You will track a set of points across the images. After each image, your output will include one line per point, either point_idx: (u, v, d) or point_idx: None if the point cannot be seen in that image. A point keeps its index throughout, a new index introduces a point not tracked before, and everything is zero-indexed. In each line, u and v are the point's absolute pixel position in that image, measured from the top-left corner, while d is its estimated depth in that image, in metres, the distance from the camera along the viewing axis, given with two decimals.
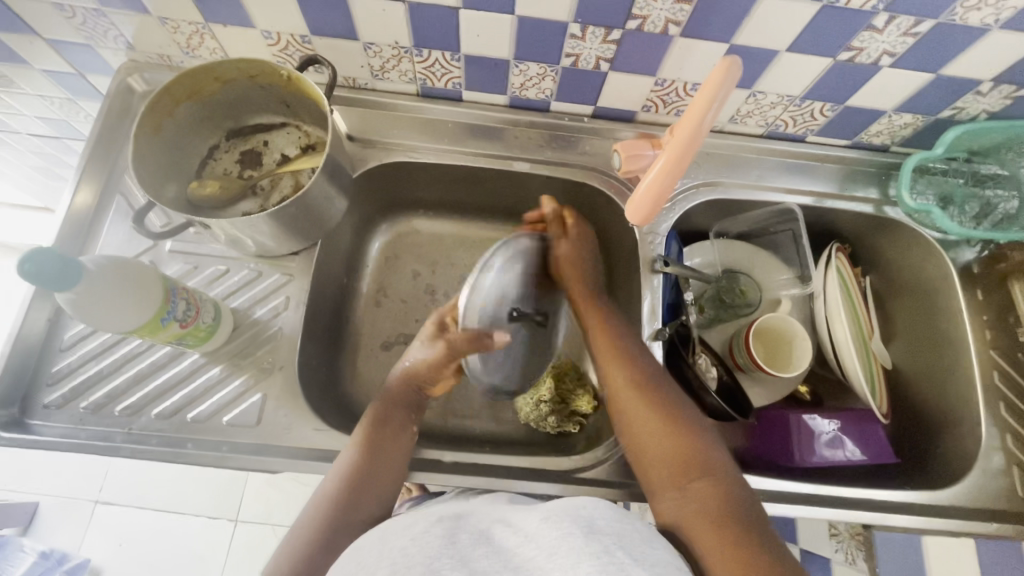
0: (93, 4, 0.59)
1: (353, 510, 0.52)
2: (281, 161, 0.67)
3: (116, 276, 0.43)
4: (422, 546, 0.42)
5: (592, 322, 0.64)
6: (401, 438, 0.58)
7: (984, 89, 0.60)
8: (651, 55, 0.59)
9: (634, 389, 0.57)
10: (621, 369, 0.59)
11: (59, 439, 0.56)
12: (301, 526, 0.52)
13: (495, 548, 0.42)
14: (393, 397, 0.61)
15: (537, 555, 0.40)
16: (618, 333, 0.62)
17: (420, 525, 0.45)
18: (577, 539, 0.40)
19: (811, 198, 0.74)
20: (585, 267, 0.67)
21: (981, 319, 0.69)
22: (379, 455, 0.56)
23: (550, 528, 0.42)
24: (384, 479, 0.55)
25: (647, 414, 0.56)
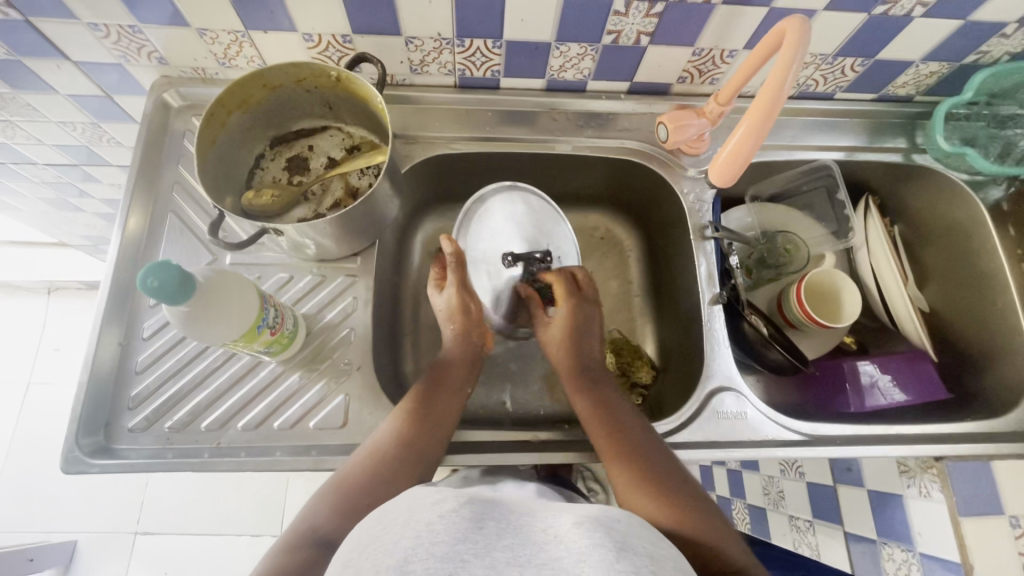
0: (130, 21, 0.58)
1: (399, 467, 0.54)
2: (328, 164, 0.68)
3: (220, 288, 0.43)
4: (446, 525, 0.35)
5: (592, 414, 0.61)
6: (446, 415, 0.60)
7: (1009, 31, 0.62)
8: (693, 25, 0.60)
9: (637, 479, 0.53)
10: (625, 462, 0.55)
11: (150, 460, 0.55)
12: (339, 474, 0.53)
13: (519, 539, 0.35)
14: (445, 371, 0.64)
15: (563, 557, 0.34)
16: (620, 424, 0.59)
17: (447, 503, 0.37)
18: (610, 555, 0.34)
19: (843, 154, 0.76)
20: (584, 353, 0.67)
21: (1017, 253, 0.72)
22: (426, 425, 0.58)
23: (581, 534, 0.36)
24: (433, 442, 0.57)
25: (647, 491, 0.52)
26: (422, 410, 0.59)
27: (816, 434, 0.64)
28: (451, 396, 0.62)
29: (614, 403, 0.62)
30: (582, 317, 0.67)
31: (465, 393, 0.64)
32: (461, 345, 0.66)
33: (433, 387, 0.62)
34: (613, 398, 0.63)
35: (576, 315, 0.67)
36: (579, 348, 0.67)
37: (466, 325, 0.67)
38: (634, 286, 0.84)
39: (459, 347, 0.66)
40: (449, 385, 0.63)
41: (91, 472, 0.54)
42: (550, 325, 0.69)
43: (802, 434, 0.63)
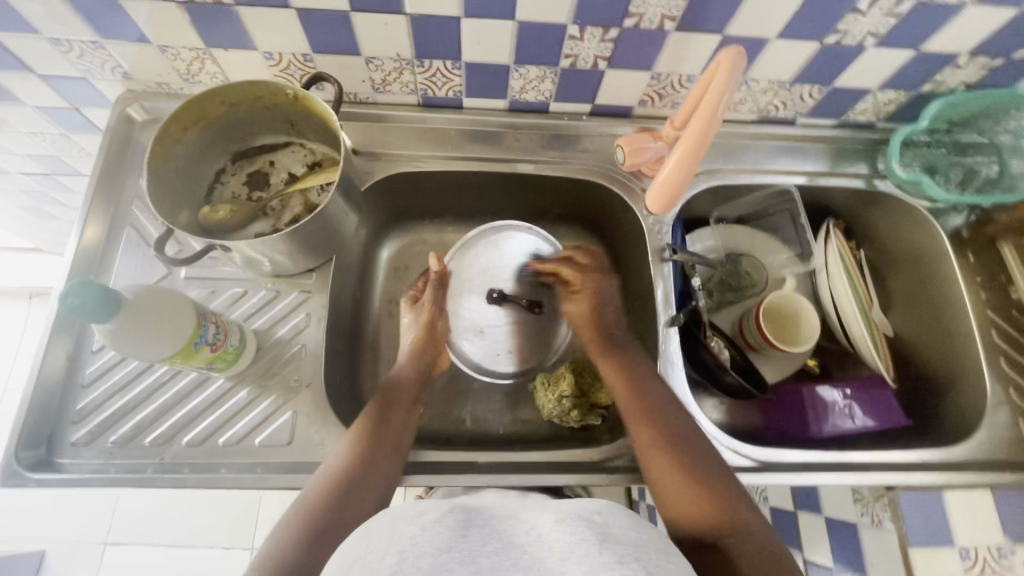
0: (91, 36, 0.59)
1: (360, 487, 0.53)
2: (289, 180, 0.68)
3: (149, 304, 0.44)
4: (431, 536, 0.35)
5: (621, 380, 0.63)
6: (400, 434, 0.60)
7: (962, 62, 0.63)
8: (648, 51, 0.61)
9: (656, 443, 0.57)
10: (648, 427, 0.58)
11: (91, 475, 0.55)
12: (304, 496, 0.52)
13: (503, 545, 0.36)
14: (393, 392, 0.64)
15: (547, 557, 0.34)
16: (642, 385, 0.62)
17: (430, 514, 0.38)
18: (593, 547, 0.34)
19: (805, 178, 0.77)
20: (605, 322, 0.70)
21: (975, 280, 0.73)
22: (380, 445, 0.57)
23: (563, 531, 0.36)
24: (389, 461, 0.57)
25: (667, 459, 0.55)
26: (377, 429, 0.59)
27: (768, 460, 0.64)
28: (403, 415, 0.62)
29: (641, 371, 0.64)
30: (601, 291, 0.72)
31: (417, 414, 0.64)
32: (414, 366, 0.68)
33: (387, 406, 0.61)
34: (644, 368, 0.64)
35: (590, 287, 0.72)
36: (600, 318, 0.70)
37: (422, 344, 0.69)
38: None
39: (409, 369, 0.67)
40: (401, 406, 0.63)
41: (29, 486, 0.54)
42: (572, 302, 0.73)
43: (753, 459, 0.63)
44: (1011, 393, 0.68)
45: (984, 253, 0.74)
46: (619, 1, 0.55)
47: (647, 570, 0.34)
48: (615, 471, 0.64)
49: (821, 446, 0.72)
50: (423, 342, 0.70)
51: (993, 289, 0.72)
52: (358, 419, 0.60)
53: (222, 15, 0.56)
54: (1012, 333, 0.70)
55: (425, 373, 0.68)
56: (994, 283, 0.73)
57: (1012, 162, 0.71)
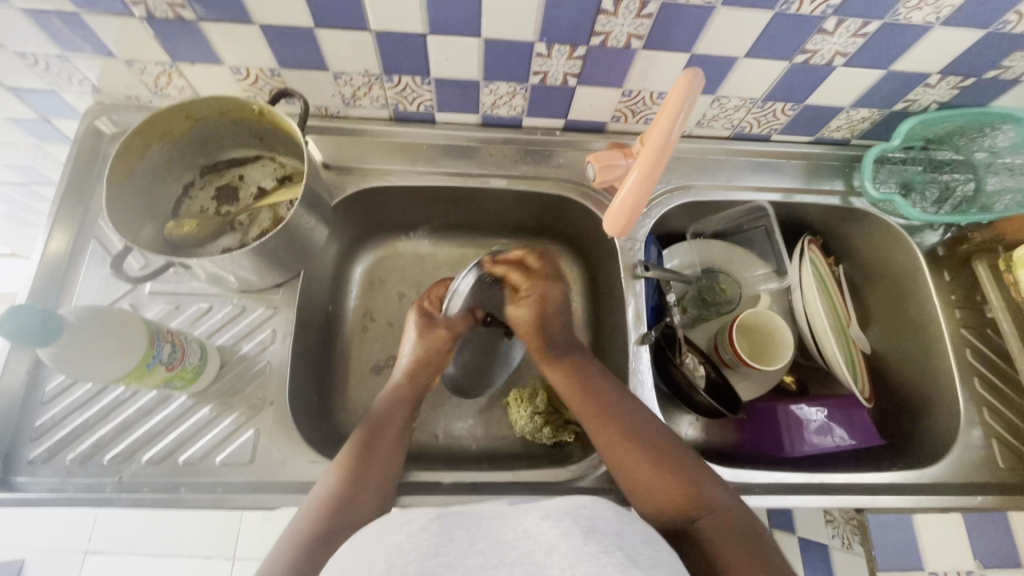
0: (56, 50, 0.59)
1: (351, 511, 0.53)
2: (258, 194, 0.67)
3: (97, 324, 0.45)
4: (417, 543, 0.36)
5: (569, 386, 0.64)
6: (391, 454, 0.59)
7: (933, 82, 0.63)
8: (616, 68, 0.61)
9: (613, 436, 0.58)
10: (600, 422, 0.60)
11: (47, 494, 0.54)
12: (299, 521, 0.52)
13: (490, 544, 0.37)
14: (382, 415, 0.61)
15: (534, 551, 0.36)
16: (599, 399, 0.62)
17: (418, 520, 0.39)
18: (579, 539, 0.36)
19: (780, 195, 0.76)
20: (550, 329, 0.68)
21: (950, 298, 0.72)
22: (367, 471, 0.56)
23: (549, 526, 0.38)
24: (377, 483, 0.56)
25: (636, 464, 0.56)
26: (366, 451, 0.57)
27: (738, 480, 0.63)
28: (397, 433, 0.60)
29: (583, 369, 0.65)
30: (548, 298, 0.69)
31: (406, 437, 0.62)
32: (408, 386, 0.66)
33: (376, 430, 0.60)
34: (588, 367, 0.66)
35: (540, 294, 0.69)
36: (544, 325, 0.68)
37: (421, 366, 0.68)
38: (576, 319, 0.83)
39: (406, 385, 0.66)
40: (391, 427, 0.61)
41: None
42: (521, 308, 0.69)
43: (721, 480, 0.63)
44: (985, 413, 0.68)
45: (960, 272, 0.73)
46: (584, 20, 0.54)
47: (631, 557, 0.36)
48: (580, 490, 0.63)
49: (796, 465, 0.71)
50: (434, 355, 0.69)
51: (968, 306, 0.72)
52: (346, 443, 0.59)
53: (185, 30, 0.56)
54: (987, 353, 0.70)
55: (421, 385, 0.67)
56: (969, 302, 0.72)
57: (988, 180, 0.71)
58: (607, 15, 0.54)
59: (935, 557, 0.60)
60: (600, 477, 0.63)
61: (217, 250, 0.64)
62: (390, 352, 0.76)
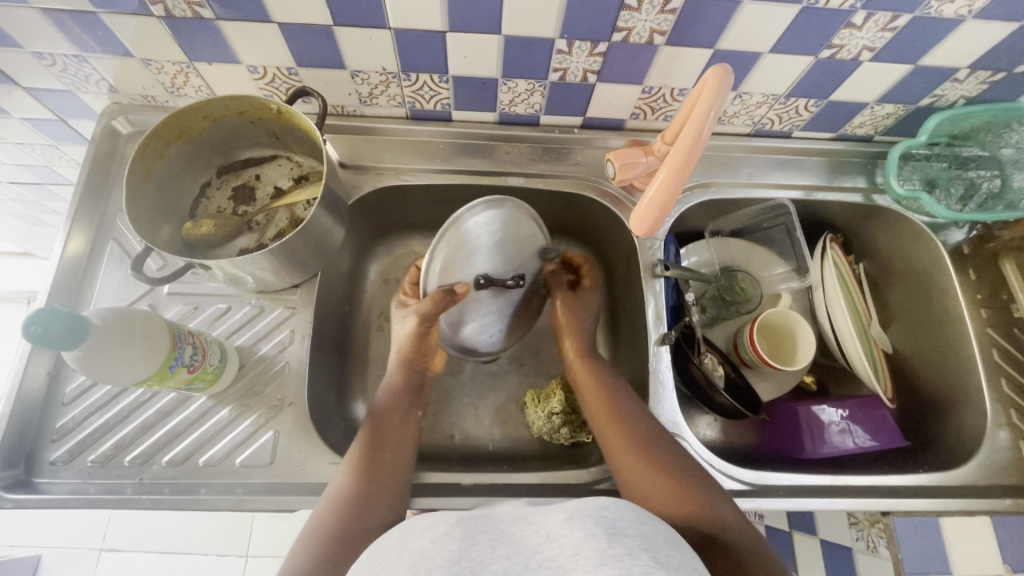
0: (73, 50, 0.58)
1: (370, 509, 0.52)
2: (275, 194, 0.67)
3: (121, 327, 0.45)
4: (441, 549, 0.36)
5: (586, 388, 0.65)
6: (395, 452, 0.58)
7: (961, 77, 0.61)
8: (638, 65, 0.60)
9: (623, 440, 0.58)
10: (611, 427, 0.60)
11: (69, 495, 0.54)
12: (314, 525, 0.51)
13: (513, 549, 0.36)
14: (385, 411, 0.61)
15: (558, 555, 0.35)
16: (614, 403, 0.62)
17: (439, 526, 0.39)
18: (601, 541, 0.35)
19: (801, 192, 0.75)
20: (575, 327, 0.72)
21: (976, 297, 0.71)
22: (379, 467, 0.56)
23: (571, 529, 0.37)
24: (388, 481, 0.55)
25: (648, 466, 0.55)
26: (372, 450, 0.57)
27: (761, 482, 0.62)
28: (400, 430, 0.60)
29: (604, 373, 0.66)
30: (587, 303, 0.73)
31: (412, 430, 0.61)
32: (403, 377, 0.65)
33: (381, 425, 0.59)
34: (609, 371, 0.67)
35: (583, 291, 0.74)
36: (574, 319, 0.72)
37: (410, 355, 0.66)
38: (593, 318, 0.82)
39: (401, 376, 0.65)
40: (394, 424, 0.60)
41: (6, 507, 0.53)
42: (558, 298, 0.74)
43: (744, 482, 0.62)
44: (1012, 414, 0.66)
45: (985, 270, 0.72)
46: (606, 16, 0.53)
47: (656, 559, 0.35)
48: (600, 492, 0.62)
49: (818, 467, 0.70)
50: (417, 345, 0.65)
51: (994, 306, 0.71)
52: (352, 445, 0.58)
53: (203, 29, 0.56)
54: (1014, 353, 0.69)
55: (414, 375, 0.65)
56: (994, 301, 0.71)
57: (1014, 176, 0.70)
58: (630, 10, 0.53)
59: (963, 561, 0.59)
60: None
61: (235, 250, 0.64)
62: None
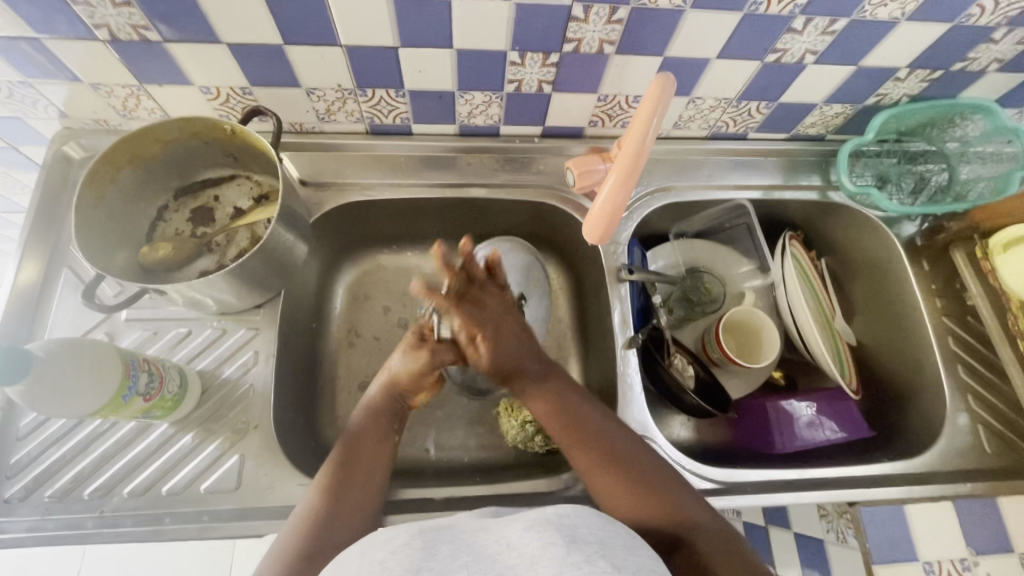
0: (18, 76, 0.57)
1: (336, 531, 0.52)
2: (235, 214, 0.66)
3: (69, 358, 0.44)
4: (399, 560, 0.36)
5: (550, 414, 0.59)
6: (371, 470, 0.57)
7: (902, 75, 0.64)
8: (591, 74, 0.61)
9: (602, 464, 0.55)
10: (585, 451, 0.56)
11: (26, 533, 0.53)
12: (276, 545, 0.50)
13: (474, 557, 0.36)
14: (361, 431, 0.60)
15: (518, 564, 0.35)
16: (576, 421, 0.58)
17: (401, 537, 0.39)
18: (560, 549, 0.36)
19: (760, 192, 0.77)
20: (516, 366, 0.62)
21: (930, 287, 0.73)
22: (348, 489, 0.55)
23: (531, 537, 0.37)
24: (357, 501, 0.54)
25: (621, 486, 0.54)
26: (344, 470, 0.56)
27: (731, 480, 0.63)
28: (376, 445, 0.59)
29: (565, 396, 0.60)
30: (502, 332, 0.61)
31: (390, 448, 0.60)
32: (384, 397, 0.63)
33: (355, 446, 0.58)
34: (573, 399, 0.60)
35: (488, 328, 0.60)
36: (511, 369, 0.62)
37: (403, 383, 0.64)
38: (563, 324, 0.82)
39: (382, 397, 0.63)
40: (370, 439, 0.60)
41: None
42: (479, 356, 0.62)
43: (715, 481, 0.63)
44: (970, 399, 0.68)
45: (938, 261, 0.74)
46: (555, 27, 0.54)
47: (613, 565, 0.36)
48: (573, 500, 0.62)
49: (788, 461, 0.71)
50: (412, 380, 0.65)
51: (948, 295, 0.73)
52: (325, 463, 0.57)
53: (151, 52, 0.55)
54: (967, 340, 0.71)
55: (397, 398, 0.64)
56: (948, 290, 0.73)
57: (961, 169, 0.72)
58: (578, 22, 0.54)
59: (928, 545, 0.60)
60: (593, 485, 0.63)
61: (193, 273, 0.63)
62: (377, 367, 0.76)
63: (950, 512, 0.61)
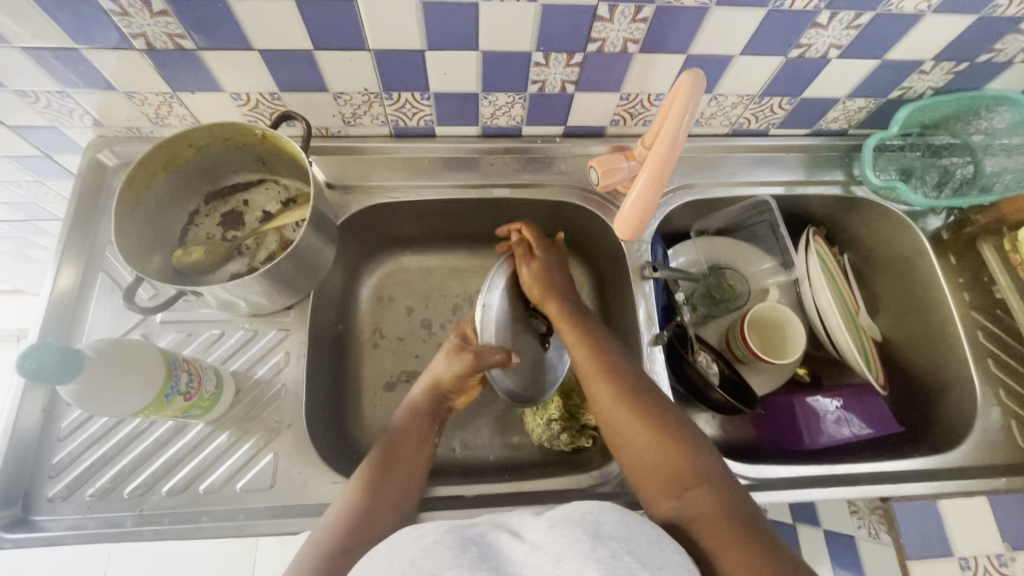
0: (56, 86, 0.59)
1: (371, 527, 0.52)
2: (264, 218, 0.67)
3: (115, 359, 0.45)
4: (431, 558, 0.36)
5: (581, 350, 0.62)
6: (411, 471, 0.58)
7: (927, 68, 0.63)
8: (614, 73, 0.61)
9: (623, 403, 0.56)
10: (610, 383, 0.58)
11: (69, 531, 0.54)
12: (314, 540, 0.51)
13: (498, 563, 0.37)
14: (402, 431, 0.61)
15: (543, 563, 0.35)
16: (615, 364, 0.60)
17: (430, 535, 0.39)
18: (585, 545, 0.36)
19: (782, 188, 0.77)
20: (552, 283, 0.69)
21: (957, 282, 0.72)
22: (384, 490, 0.55)
23: (556, 534, 0.37)
24: (393, 503, 0.55)
25: (634, 421, 0.55)
26: (381, 468, 0.57)
27: (761, 476, 0.63)
28: (414, 448, 0.60)
29: (604, 344, 0.62)
30: (547, 262, 0.70)
31: (428, 450, 0.61)
32: (425, 398, 0.65)
33: (396, 445, 0.59)
34: (603, 338, 0.63)
35: (544, 265, 0.70)
36: (548, 284, 0.68)
37: (444, 387, 0.66)
38: None
39: (424, 397, 0.65)
40: (409, 442, 0.60)
41: (5, 547, 0.53)
42: (526, 269, 0.70)
43: (745, 478, 0.62)
44: (1001, 393, 0.67)
45: (965, 254, 0.74)
46: (579, 27, 0.55)
47: (639, 560, 0.36)
48: (601, 497, 0.62)
49: (816, 458, 0.71)
50: (454, 382, 0.67)
51: (976, 289, 0.72)
52: (360, 466, 0.58)
53: (184, 60, 0.56)
54: (998, 333, 0.70)
55: (437, 400, 0.66)
56: (976, 284, 0.72)
57: (986, 162, 0.72)
58: (603, 21, 0.54)
59: (963, 540, 0.59)
60: (620, 483, 0.63)
61: (224, 276, 0.64)
62: (402, 367, 0.76)
63: (984, 508, 0.61)
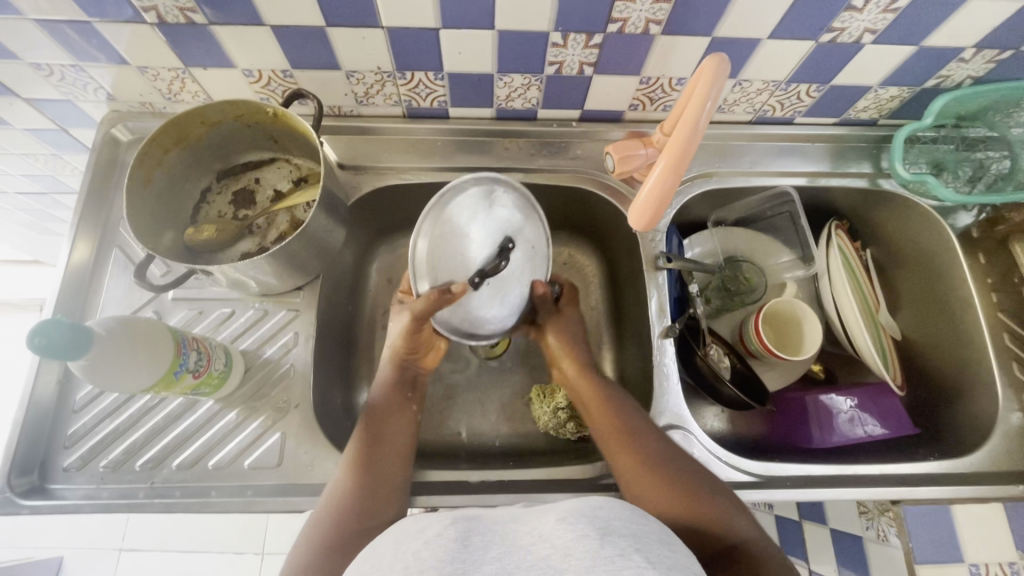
0: (70, 60, 0.59)
1: (370, 512, 0.52)
2: (275, 197, 0.67)
3: (124, 336, 0.46)
4: (434, 551, 0.35)
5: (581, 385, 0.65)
6: (399, 448, 0.59)
7: (967, 56, 0.60)
8: (635, 55, 0.59)
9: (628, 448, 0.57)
10: (616, 431, 0.58)
11: (83, 500, 0.55)
12: (312, 525, 0.50)
13: (505, 550, 0.36)
14: (383, 408, 0.61)
15: (550, 555, 0.34)
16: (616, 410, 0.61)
17: (434, 527, 0.38)
18: (594, 542, 0.35)
19: (805, 178, 0.74)
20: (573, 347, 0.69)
21: (985, 282, 0.70)
22: (377, 471, 0.55)
23: (564, 529, 0.37)
24: (390, 484, 0.55)
25: (646, 461, 0.55)
26: (371, 450, 0.57)
27: (770, 474, 0.62)
28: (396, 426, 0.60)
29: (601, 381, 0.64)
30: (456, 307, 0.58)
31: (410, 420, 0.62)
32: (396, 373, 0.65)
33: (382, 423, 0.59)
34: (618, 397, 0.62)
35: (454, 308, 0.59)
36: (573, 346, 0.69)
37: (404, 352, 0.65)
38: (596, 314, 0.82)
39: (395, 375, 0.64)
40: (393, 420, 0.61)
41: (22, 513, 0.54)
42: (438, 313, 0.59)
43: (752, 474, 0.62)
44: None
45: (995, 254, 0.71)
46: (600, 7, 0.53)
47: (647, 560, 0.34)
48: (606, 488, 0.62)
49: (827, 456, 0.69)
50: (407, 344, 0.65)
51: (1004, 290, 0.69)
52: (351, 443, 0.58)
53: (196, 34, 0.55)
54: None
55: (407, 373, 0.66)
56: (1005, 285, 0.69)
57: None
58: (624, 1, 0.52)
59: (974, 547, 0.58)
60: None
61: (234, 255, 0.64)
62: None
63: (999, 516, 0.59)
